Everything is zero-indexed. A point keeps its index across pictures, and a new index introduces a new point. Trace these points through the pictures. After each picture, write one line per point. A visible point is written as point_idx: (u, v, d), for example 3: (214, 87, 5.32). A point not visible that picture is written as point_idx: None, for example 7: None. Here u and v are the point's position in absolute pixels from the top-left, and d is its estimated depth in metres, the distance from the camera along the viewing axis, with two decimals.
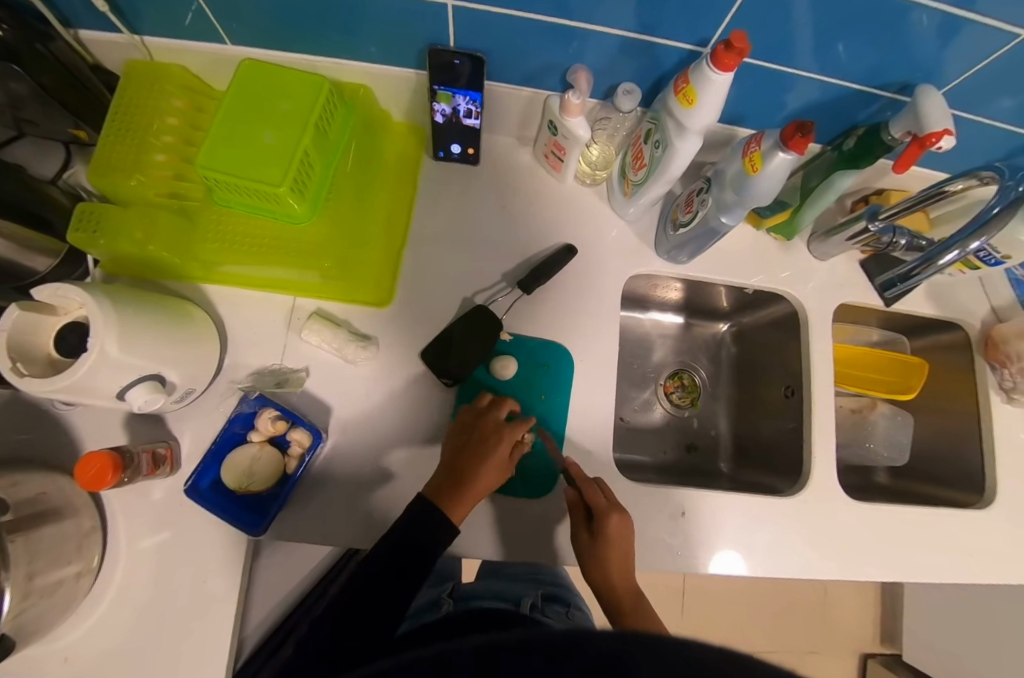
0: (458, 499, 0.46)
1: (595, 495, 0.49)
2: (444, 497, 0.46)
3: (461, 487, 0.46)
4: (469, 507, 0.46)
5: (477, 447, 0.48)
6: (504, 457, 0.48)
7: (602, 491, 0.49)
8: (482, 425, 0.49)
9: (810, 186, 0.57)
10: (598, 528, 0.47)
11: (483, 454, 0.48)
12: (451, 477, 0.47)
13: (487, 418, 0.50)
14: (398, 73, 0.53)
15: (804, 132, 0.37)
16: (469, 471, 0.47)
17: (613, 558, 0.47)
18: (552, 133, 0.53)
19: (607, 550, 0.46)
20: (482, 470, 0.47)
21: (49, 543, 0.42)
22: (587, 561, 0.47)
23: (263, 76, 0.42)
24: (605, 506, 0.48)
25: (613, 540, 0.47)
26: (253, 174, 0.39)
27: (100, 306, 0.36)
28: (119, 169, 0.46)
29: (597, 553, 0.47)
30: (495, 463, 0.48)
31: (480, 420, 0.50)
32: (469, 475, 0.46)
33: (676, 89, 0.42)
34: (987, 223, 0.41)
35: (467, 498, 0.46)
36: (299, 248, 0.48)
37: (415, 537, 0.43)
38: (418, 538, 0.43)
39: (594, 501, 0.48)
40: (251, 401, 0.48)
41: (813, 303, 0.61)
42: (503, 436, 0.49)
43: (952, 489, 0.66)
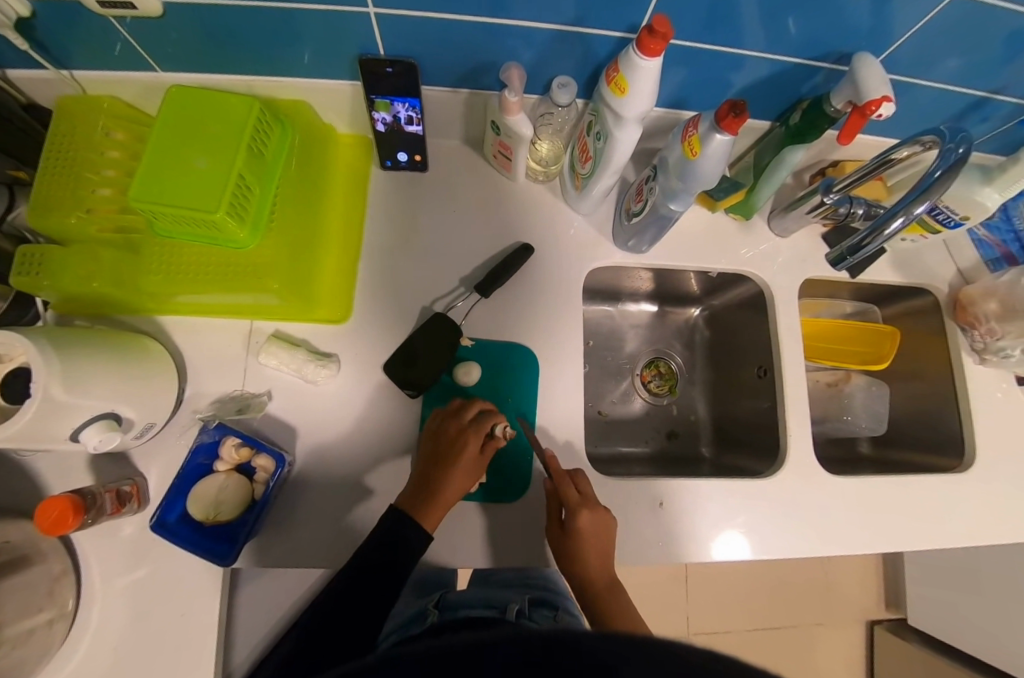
0: (430, 507, 0.45)
1: (569, 491, 0.48)
2: (417, 506, 0.45)
3: (432, 494, 0.46)
4: (442, 514, 0.46)
5: (445, 451, 0.47)
6: (472, 459, 0.47)
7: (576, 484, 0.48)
8: (448, 427, 0.49)
9: (763, 163, 0.57)
10: (572, 525, 0.46)
11: (451, 456, 0.47)
12: (421, 485, 0.46)
13: (454, 419, 0.49)
14: (336, 86, 0.52)
15: (737, 112, 0.36)
16: (439, 477, 0.46)
17: (590, 554, 0.46)
18: (496, 133, 0.52)
19: (584, 545, 0.46)
20: (451, 474, 0.46)
21: (15, 592, 0.41)
22: (564, 559, 0.47)
23: (191, 101, 0.41)
24: (578, 501, 0.47)
25: (586, 535, 0.46)
26: (186, 202, 0.38)
27: (40, 350, 0.35)
28: (57, 208, 0.45)
29: (572, 548, 0.47)
30: (464, 465, 0.47)
31: (447, 423, 0.49)
32: (438, 482, 0.46)
33: (608, 79, 0.42)
34: (929, 188, 0.41)
35: (438, 505, 0.45)
36: (248, 272, 0.47)
37: (388, 549, 0.42)
38: (393, 551, 0.42)
39: (567, 496, 0.47)
40: (211, 430, 0.47)
41: (776, 281, 0.61)
42: (470, 437, 0.48)
43: (932, 454, 0.66)
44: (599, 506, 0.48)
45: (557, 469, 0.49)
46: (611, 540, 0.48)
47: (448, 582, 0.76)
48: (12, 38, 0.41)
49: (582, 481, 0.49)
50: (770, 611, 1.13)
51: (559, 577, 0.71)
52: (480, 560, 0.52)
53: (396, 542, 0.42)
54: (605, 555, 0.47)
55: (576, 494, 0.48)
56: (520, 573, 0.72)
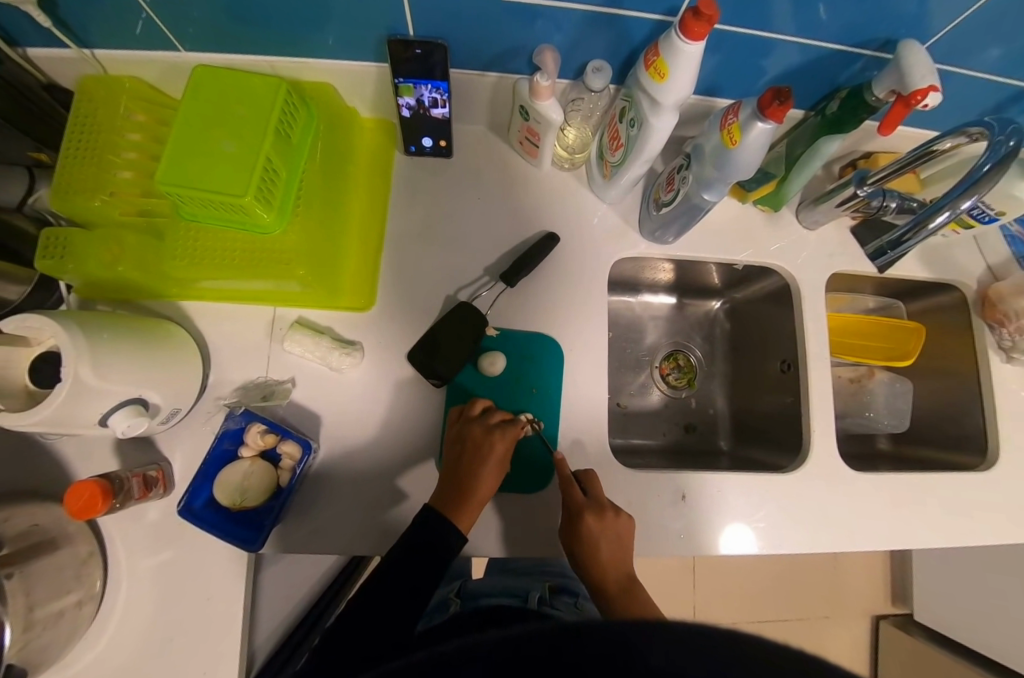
0: (463, 507, 0.46)
1: (575, 495, 0.48)
2: (449, 507, 0.46)
3: (463, 495, 0.46)
4: (476, 512, 0.46)
5: (472, 451, 0.47)
6: (502, 457, 0.48)
7: (585, 490, 0.48)
8: (471, 431, 0.48)
9: (795, 153, 0.55)
10: (578, 529, 0.47)
11: (478, 458, 0.47)
12: (451, 487, 0.47)
13: (476, 421, 0.49)
14: (360, 68, 0.51)
15: (781, 99, 0.35)
16: (469, 479, 0.47)
17: (603, 557, 0.46)
18: (524, 119, 0.51)
19: (593, 549, 0.46)
20: (481, 475, 0.47)
21: (45, 575, 0.42)
22: (580, 562, 0.47)
23: (217, 82, 0.40)
24: (584, 504, 0.47)
25: (597, 540, 0.46)
26: (215, 186, 0.37)
27: (70, 334, 0.35)
28: (81, 191, 0.44)
29: (589, 556, 0.46)
30: (493, 466, 0.47)
31: (468, 426, 0.49)
32: (470, 483, 0.46)
33: (647, 64, 0.41)
34: (978, 182, 0.40)
35: (472, 505, 0.46)
36: (273, 258, 0.46)
37: (424, 544, 0.43)
38: (425, 548, 0.43)
39: (573, 502, 0.47)
40: (237, 417, 0.47)
41: (803, 274, 0.60)
42: (494, 439, 0.48)
43: (952, 451, 0.65)
44: (609, 512, 0.47)
45: (568, 474, 0.49)
46: (627, 544, 0.48)
47: (464, 571, 0.76)
48: (34, 15, 0.40)
49: (590, 484, 0.49)
50: (778, 603, 1.14)
51: None
52: (502, 550, 0.52)
53: (431, 537, 0.43)
54: (617, 557, 0.47)
55: (583, 497, 0.48)
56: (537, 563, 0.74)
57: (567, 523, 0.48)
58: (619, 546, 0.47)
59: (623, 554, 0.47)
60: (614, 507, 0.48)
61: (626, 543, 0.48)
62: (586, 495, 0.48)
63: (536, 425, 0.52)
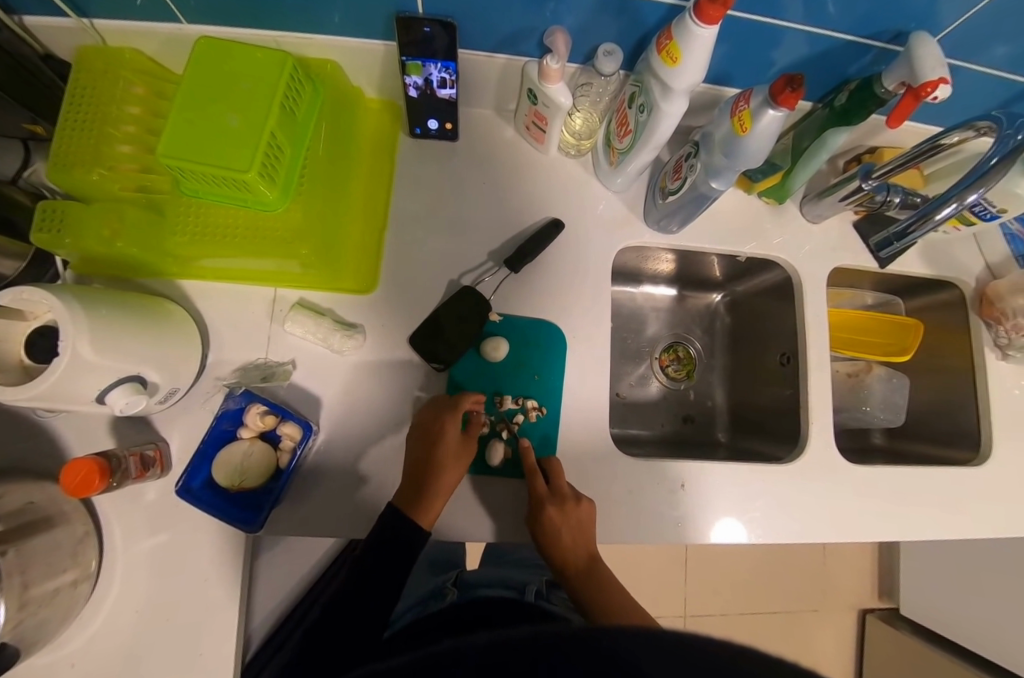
0: (427, 501, 0.45)
1: (538, 485, 0.48)
2: (412, 501, 0.45)
3: (425, 490, 0.46)
4: (439, 507, 0.46)
5: (432, 444, 0.47)
6: (457, 446, 0.48)
7: (550, 477, 0.49)
8: (423, 422, 0.49)
9: (801, 146, 0.55)
10: (539, 518, 0.47)
11: (434, 450, 0.47)
12: (413, 483, 0.46)
13: (433, 413, 0.49)
14: (366, 46, 0.50)
15: (794, 86, 0.34)
16: (431, 471, 0.46)
17: (564, 541, 0.47)
18: (532, 103, 0.51)
19: (554, 538, 0.46)
20: (443, 466, 0.47)
21: (42, 553, 0.41)
22: (544, 551, 0.48)
23: (220, 54, 0.39)
24: (546, 494, 0.47)
25: (557, 529, 0.46)
26: (217, 160, 0.36)
27: (66, 306, 0.34)
28: (79, 163, 0.43)
29: (552, 540, 0.47)
30: (451, 456, 0.47)
31: (428, 417, 0.49)
32: (431, 477, 0.46)
33: (660, 48, 0.40)
34: (985, 175, 0.40)
35: (436, 498, 0.46)
36: (275, 238, 0.45)
37: (391, 537, 0.43)
38: (398, 536, 0.43)
39: (535, 490, 0.48)
40: (237, 397, 0.46)
41: (806, 267, 0.60)
42: (449, 426, 0.48)
43: (946, 446, 0.66)
44: (569, 500, 0.47)
45: (532, 463, 0.50)
46: (588, 529, 0.48)
47: (457, 558, 0.77)
48: None
49: (555, 474, 0.49)
50: (768, 596, 1.16)
51: None
52: (501, 533, 0.52)
53: (401, 532, 0.43)
54: (574, 540, 0.47)
55: (544, 486, 0.48)
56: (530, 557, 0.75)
57: (529, 513, 0.48)
58: (580, 532, 0.48)
59: (580, 536, 0.48)
60: (575, 494, 0.48)
61: (582, 526, 0.48)
62: (549, 484, 0.49)
63: (537, 409, 0.53)
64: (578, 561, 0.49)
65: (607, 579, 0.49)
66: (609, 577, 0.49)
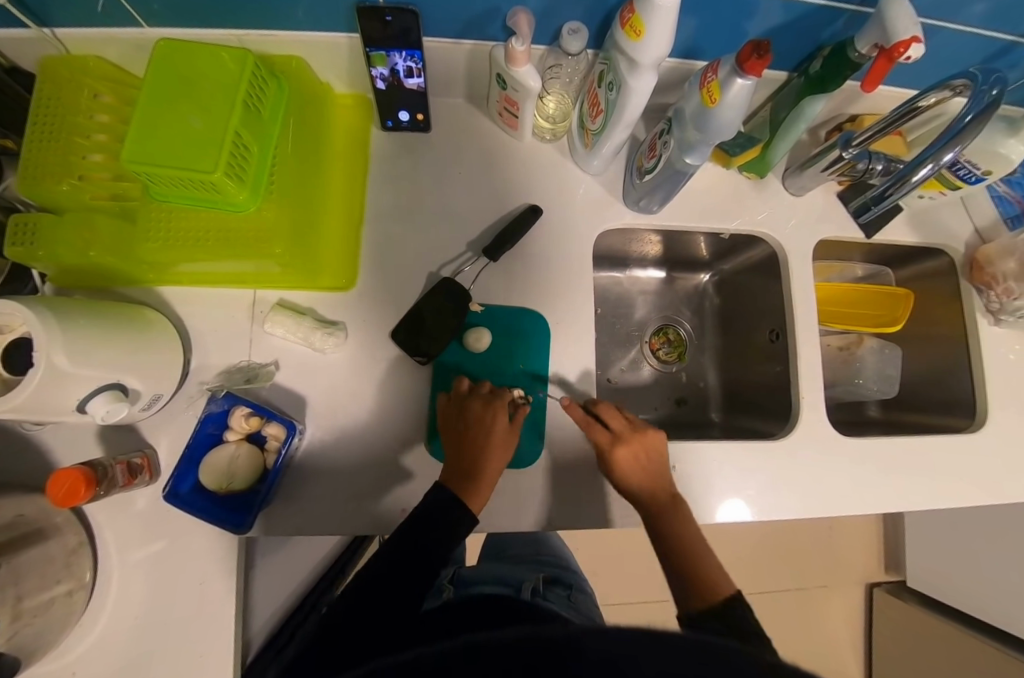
0: (476, 486, 0.45)
1: (599, 432, 0.49)
2: (461, 487, 0.45)
3: (473, 474, 0.46)
4: (487, 490, 0.46)
5: (477, 428, 0.47)
6: (506, 429, 0.48)
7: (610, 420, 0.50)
8: (471, 406, 0.48)
9: (779, 117, 0.54)
10: (611, 461, 0.49)
11: (485, 433, 0.47)
12: (460, 467, 0.46)
13: (475, 398, 0.49)
14: (332, 40, 0.49)
15: (760, 52, 0.33)
16: (478, 455, 0.46)
17: (636, 478, 0.48)
18: (502, 88, 0.50)
19: (627, 476, 0.48)
20: (489, 450, 0.47)
21: (35, 565, 0.41)
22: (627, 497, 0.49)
23: (181, 54, 0.39)
24: (611, 438, 0.49)
25: (626, 470, 0.48)
26: (182, 162, 0.36)
27: (39, 317, 0.34)
28: (48, 174, 0.43)
29: (625, 484, 0.48)
30: (500, 437, 0.48)
31: (467, 403, 0.49)
32: (478, 461, 0.46)
33: (623, 22, 0.39)
34: (960, 133, 0.39)
35: (484, 482, 0.46)
36: (248, 238, 0.45)
37: (437, 521, 0.43)
38: (438, 525, 0.43)
39: (599, 438, 0.49)
40: (220, 400, 0.46)
41: (791, 242, 0.60)
42: (496, 411, 0.48)
43: (941, 416, 0.66)
44: (633, 436, 0.49)
45: (582, 415, 0.50)
46: (658, 463, 0.49)
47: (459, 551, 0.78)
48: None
49: (609, 418, 0.50)
50: (775, 574, 1.16)
51: (568, 556, 0.76)
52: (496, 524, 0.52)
53: (441, 521, 0.43)
54: (649, 486, 0.48)
55: (606, 432, 0.50)
56: (532, 551, 0.75)
57: (603, 462, 0.49)
58: (649, 468, 0.49)
59: (654, 475, 0.49)
60: (636, 430, 0.50)
61: (658, 467, 0.49)
62: (609, 429, 0.50)
63: (524, 399, 0.52)
64: (668, 520, 0.48)
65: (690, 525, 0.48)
66: (689, 516, 0.48)
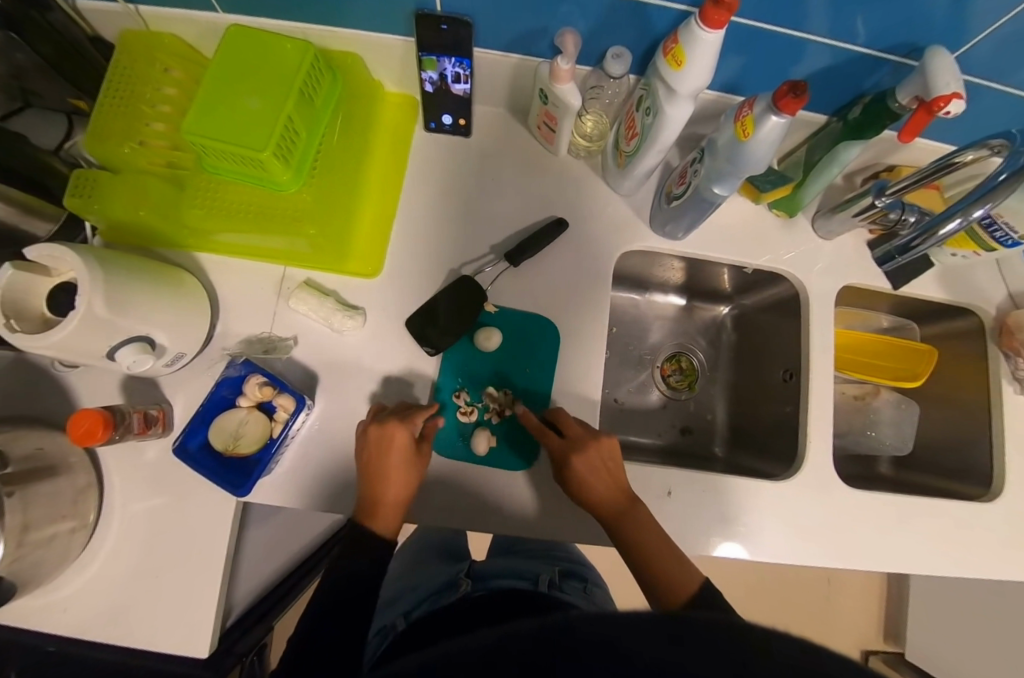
0: (382, 514, 0.45)
1: (553, 440, 0.49)
2: (369, 515, 0.45)
3: (377, 501, 0.45)
4: (397, 515, 0.46)
5: (358, 454, 0.47)
6: (399, 452, 0.46)
7: (565, 425, 0.49)
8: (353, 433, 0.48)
9: (813, 159, 0.54)
10: (566, 469, 0.48)
11: (359, 460, 0.47)
12: (363, 495, 0.46)
13: (377, 422, 0.48)
14: (387, 41, 0.52)
15: (797, 92, 0.34)
16: (373, 482, 0.46)
17: (595, 482, 0.47)
18: (543, 103, 0.52)
19: (585, 482, 0.47)
20: (381, 477, 0.46)
21: (45, 497, 0.43)
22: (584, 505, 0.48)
23: (247, 40, 0.42)
24: (563, 445, 0.48)
25: (586, 476, 0.47)
26: (237, 139, 0.38)
27: (87, 267, 0.36)
28: (113, 136, 0.46)
29: (582, 491, 0.47)
30: (387, 463, 0.46)
31: (361, 428, 0.48)
32: (377, 488, 0.45)
33: (666, 51, 0.40)
34: (993, 190, 0.38)
35: (388, 510, 0.45)
36: (287, 216, 0.48)
37: None
38: None
39: (552, 446, 0.48)
40: (238, 366, 0.48)
41: (814, 284, 0.59)
42: (380, 436, 0.46)
43: (956, 482, 0.63)
44: (588, 441, 0.48)
45: (538, 424, 0.50)
46: (617, 466, 0.48)
47: (461, 549, 0.78)
48: None
49: (563, 424, 0.49)
50: (764, 624, 1.10)
51: (577, 550, 0.77)
52: (486, 525, 0.52)
53: None
54: (610, 488, 0.47)
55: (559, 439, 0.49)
56: (545, 546, 0.73)
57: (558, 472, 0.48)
58: (608, 471, 0.48)
59: (614, 477, 0.48)
60: (592, 435, 0.49)
61: (619, 472, 0.48)
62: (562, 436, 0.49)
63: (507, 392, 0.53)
64: (629, 529, 0.46)
65: (652, 529, 0.46)
66: (650, 519, 0.47)
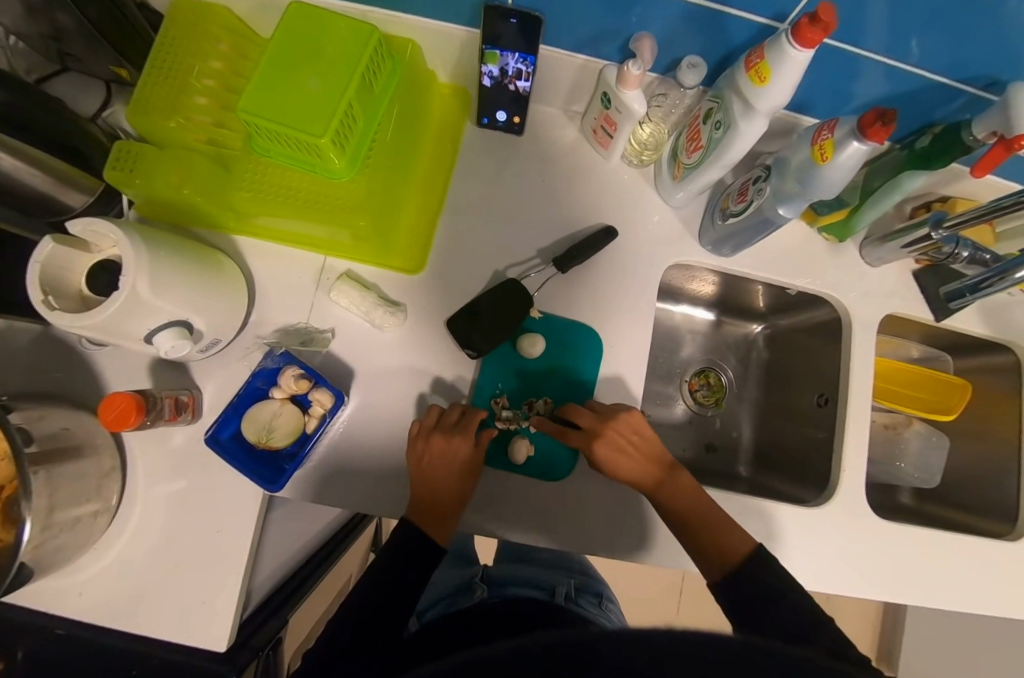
0: (440, 518, 0.46)
1: (573, 436, 0.48)
2: (425, 520, 0.45)
3: (437, 506, 0.46)
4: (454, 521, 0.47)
5: (419, 460, 0.46)
6: (465, 460, 0.47)
7: (583, 413, 0.49)
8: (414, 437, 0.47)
9: (872, 186, 0.53)
10: (594, 460, 0.47)
11: (418, 466, 0.46)
12: (420, 499, 0.46)
13: (439, 428, 0.47)
14: (447, 30, 0.50)
15: (885, 121, 0.33)
16: (433, 489, 0.46)
17: (627, 462, 0.47)
18: (605, 107, 0.50)
19: (617, 464, 0.47)
20: (442, 482, 0.46)
21: (71, 479, 0.42)
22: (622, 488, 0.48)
23: (310, 18, 0.40)
24: (585, 437, 0.47)
25: (614, 461, 0.47)
26: (295, 122, 0.37)
27: (132, 246, 0.35)
28: (158, 109, 0.44)
29: (618, 476, 0.47)
30: (451, 470, 0.46)
31: (421, 433, 0.47)
32: (438, 494, 0.46)
33: (748, 65, 0.39)
34: None
35: (448, 514, 0.46)
36: (335, 206, 0.46)
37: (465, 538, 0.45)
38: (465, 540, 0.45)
39: (576, 443, 0.48)
40: (276, 357, 0.47)
41: (859, 311, 0.58)
42: (446, 442, 0.46)
43: (982, 517, 0.63)
44: (607, 424, 0.48)
45: (555, 424, 0.49)
46: (643, 438, 0.48)
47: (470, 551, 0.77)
48: None
49: (576, 415, 0.49)
50: None
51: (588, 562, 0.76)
52: (517, 534, 0.51)
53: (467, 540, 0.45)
54: (643, 464, 0.48)
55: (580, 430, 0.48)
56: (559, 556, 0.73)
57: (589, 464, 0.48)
58: (637, 446, 0.48)
59: (644, 451, 0.48)
60: (609, 418, 0.48)
61: (645, 444, 0.48)
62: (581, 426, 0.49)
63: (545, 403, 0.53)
64: (671, 498, 0.47)
65: (692, 491, 0.47)
66: (688, 482, 0.48)
